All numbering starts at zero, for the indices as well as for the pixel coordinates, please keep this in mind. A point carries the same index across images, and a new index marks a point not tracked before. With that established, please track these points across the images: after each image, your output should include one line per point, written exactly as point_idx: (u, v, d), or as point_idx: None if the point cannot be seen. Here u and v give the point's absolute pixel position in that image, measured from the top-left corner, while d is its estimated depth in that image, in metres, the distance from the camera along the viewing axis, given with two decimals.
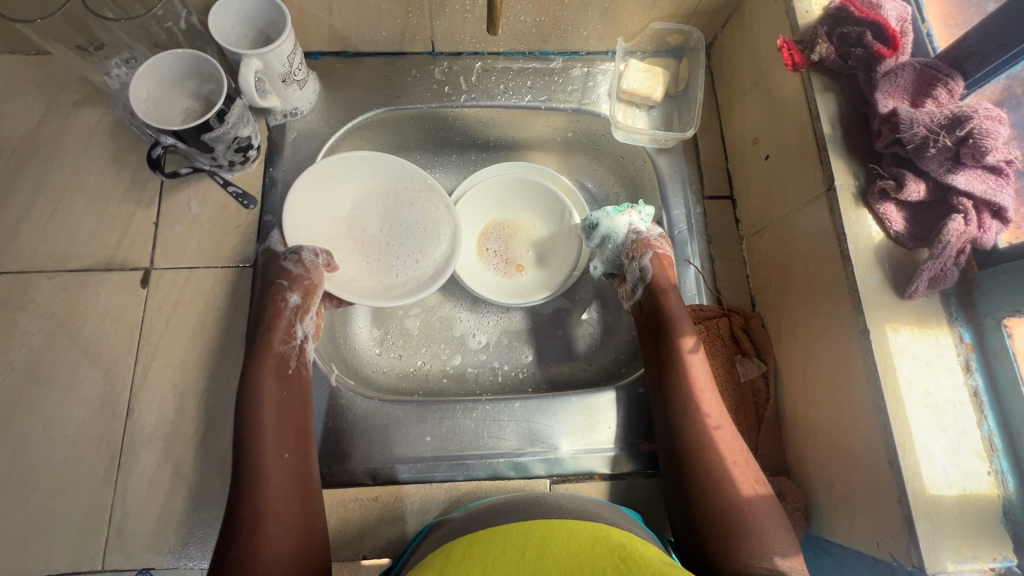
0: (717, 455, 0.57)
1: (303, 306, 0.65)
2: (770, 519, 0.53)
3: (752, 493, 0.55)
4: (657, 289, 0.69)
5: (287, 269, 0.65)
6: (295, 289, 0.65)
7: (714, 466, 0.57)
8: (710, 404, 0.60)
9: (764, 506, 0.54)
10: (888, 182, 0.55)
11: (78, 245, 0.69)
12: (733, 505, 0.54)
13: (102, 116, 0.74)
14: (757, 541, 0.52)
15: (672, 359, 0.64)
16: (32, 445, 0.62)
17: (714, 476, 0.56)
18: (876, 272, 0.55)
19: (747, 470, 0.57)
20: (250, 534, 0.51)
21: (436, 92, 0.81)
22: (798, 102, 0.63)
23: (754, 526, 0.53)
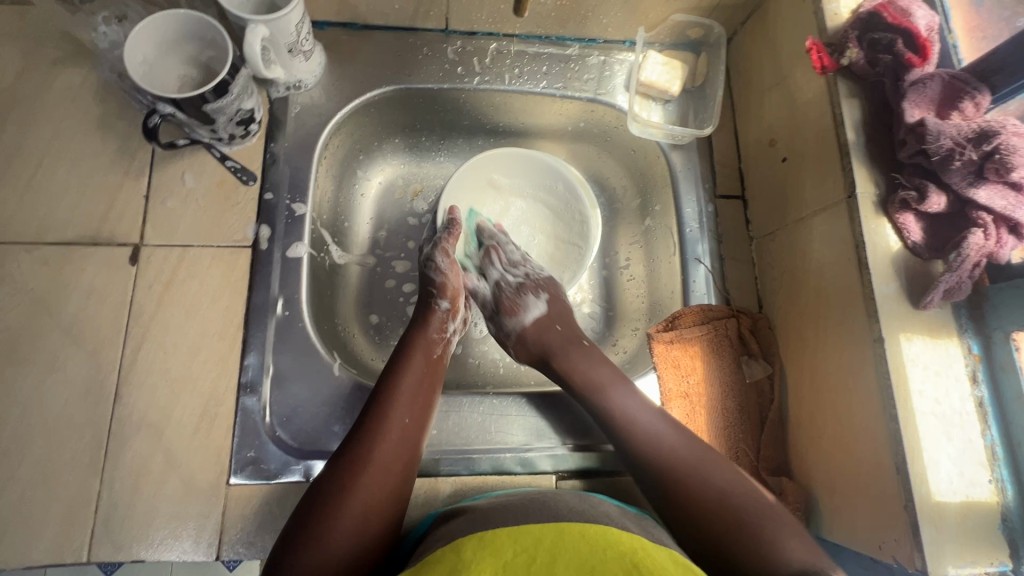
0: (690, 475, 0.56)
1: (453, 310, 0.70)
2: (779, 525, 0.52)
3: (748, 500, 0.54)
4: (560, 368, 0.68)
5: (435, 272, 0.70)
6: (445, 296, 0.70)
7: (697, 487, 0.55)
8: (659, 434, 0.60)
9: (766, 510, 0.53)
10: (910, 192, 0.55)
11: (60, 217, 0.64)
12: (732, 516, 0.53)
13: (87, 77, 0.68)
14: (768, 555, 0.49)
15: (608, 402, 0.64)
16: (8, 429, 0.58)
17: (702, 495, 0.55)
18: (892, 282, 0.56)
19: (728, 477, 0.56)
20: (343, 487, 0.51)
21: (448, 72, 0.77)
22: (821, 106, 0.62)
23: (767, 536, 0.51)
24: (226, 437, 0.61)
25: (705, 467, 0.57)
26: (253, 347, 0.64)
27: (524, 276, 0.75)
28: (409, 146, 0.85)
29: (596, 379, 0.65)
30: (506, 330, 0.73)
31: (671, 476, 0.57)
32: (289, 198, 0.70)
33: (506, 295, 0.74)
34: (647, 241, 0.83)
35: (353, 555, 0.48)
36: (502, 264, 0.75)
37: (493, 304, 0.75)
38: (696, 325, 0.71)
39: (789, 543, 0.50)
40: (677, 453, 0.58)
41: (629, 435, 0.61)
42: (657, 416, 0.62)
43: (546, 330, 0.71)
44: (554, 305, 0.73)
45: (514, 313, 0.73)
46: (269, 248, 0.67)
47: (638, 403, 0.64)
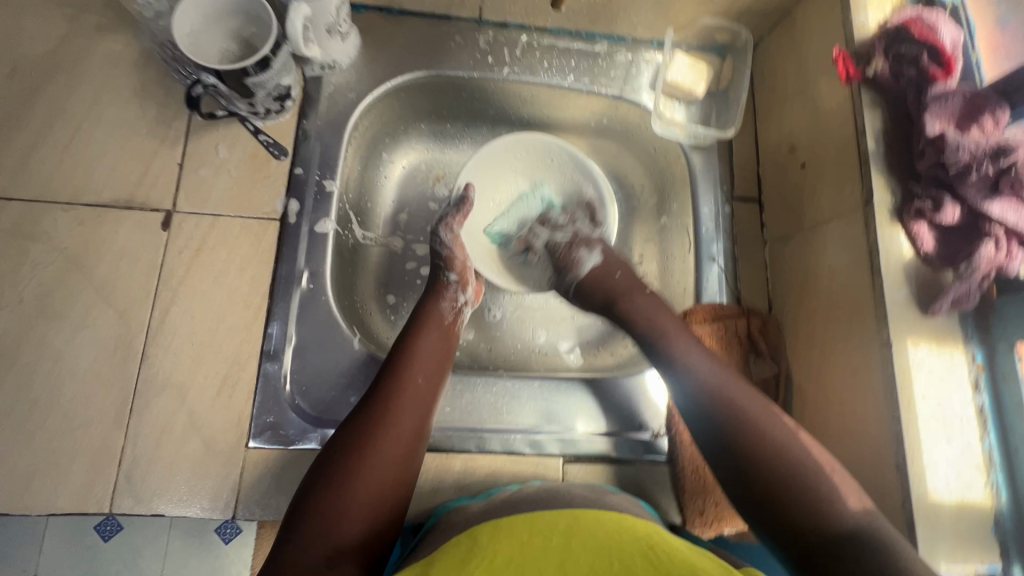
0: (744, 407, 0.57)
1: (462, 282, 0.72)
2: (836, 480, 0.51)
3: (804, 452, 0.53)
4: (620, 310, 0.69)
5: (441, 245, 0.73)
6: (452, 269, 0.72)
7: (768, 440, 0.54)
8: (700, 363, 0.61)
9: (822, 465, 0.53)
10: (925, 203, 0.57)
11: (97, 179, 0.66)
12: (785, 472, 0.52)
13: (128, 45, 0.70)
14: (824, 511, 0.50)
15: (666, 342, 0.64)
16: (38, 381, 0.60)
17: (760, 448, 0.54)
18: (903, 288, 0.57)
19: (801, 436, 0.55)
20: (361, 442, 0.53)
21: (479, 61, 0.79)
22: (844, 115, 0.64)
23: (822, 487, 0.51)
24: (247, 402, 0.63)
25: (770, 421, 0.56)
26: (277, 316, 0.66)
27: (573, 235, 0.78)
28: (434, 132, 0.87)
29: (660, 326, 0.66)
30: (566, 284, 0.75)
31: (741, 418, 0.56)
32: (318, 174, 0.71)
33: (560, 251, 0.76)
34: (662, 239, 0.85)
35: (375, 506, 0.51)
36: (549, 230, 0.80)
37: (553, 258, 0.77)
38: (707, 323, 0.73)
39: (845, 499, 0.50)
40: (754, 407, 0.57)
41: (707, 383, 0.59)
42: (725, 374, 0.60)
43: (604, 276, 0.73)
44: (607, 256, 0.75)
45: (570, 268, 0.75)
46: (297, 222, 0.69)
47: (701, 357, 0.62)
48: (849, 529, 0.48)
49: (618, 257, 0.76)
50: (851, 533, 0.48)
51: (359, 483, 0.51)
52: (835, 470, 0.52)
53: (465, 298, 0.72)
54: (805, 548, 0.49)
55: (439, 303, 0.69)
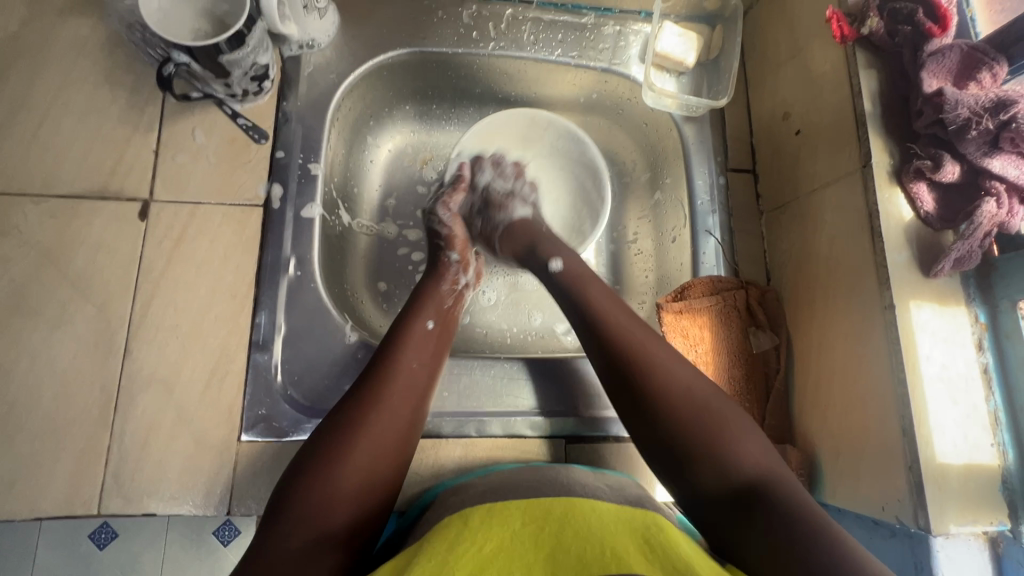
0: (646, 349, 0.55)
1: (463, 263, 0.71)
2: (738, 432, 0.50)
3: (708, 400, 0.51)
4: (548, 256, 0.66)
5: (440, 225, 0.72)
6: (454, 249, 0.71)
7: (668, 393, 0.52)
8: (618, 315, 0.58)
9: (731, 416, 0.51)
10: (925, 161, 0.56)
11: (67, 169, 0.63)
12: (700, 419, 0.50)
13: (94, 28, 0.67)
14: (725, 461, 0.47)
15: (586, 296, 0.61)
16: (16, 382, 0.57)
17: (669, 399, 0.51)
18: (904, 250, 0.56)
19: (701, 382, 0.53)
20: (353, 425, 0.51)
21: (463, 36, 0.77)
22: (838, 77, 0.63)
23: (724, 438, 0.49)
24: (238, 395, 0.61)
25: (677, 369, 0.54)
26: (265, 306, 0.64)
27: (513, 188, 0.75)
28: (419, 114, 0.84)
29: (582, 271, 0.63)
30: (494, 224, 0.72)
31: (645, 373, 0.53)
32: (301, 157, 0.69)
33: (494, 196, 0.74)
34: (656, 214, 0.83)
35: (365, 492, 0.49)
36: (495, 173, 0.76)
37: (478, 195, 0.75)
38: (706, 296, 0.71)
39: (746, 450, 0.48)
40: (651, 356, 0.54)
41: (617, 331, 0.57)
42: (644, 330, 0.57)
43: (526, 226, 0.71)
44: (538, 215, 0.74)
45: (500, 209, 0.73)
46: (281, 207, 0.67)
47: (615, 306, 0.59)
48: (752, 482, 0.46)
49: (570, 210, 0.73)
50: (746, 486, 0.46)
51: (347, 466, 0.49)
52: (737, 422, 0.50)
53: (466, 280, 0.70)
54: (714, 512, 0.47)
55: (438, 284, 0.67)
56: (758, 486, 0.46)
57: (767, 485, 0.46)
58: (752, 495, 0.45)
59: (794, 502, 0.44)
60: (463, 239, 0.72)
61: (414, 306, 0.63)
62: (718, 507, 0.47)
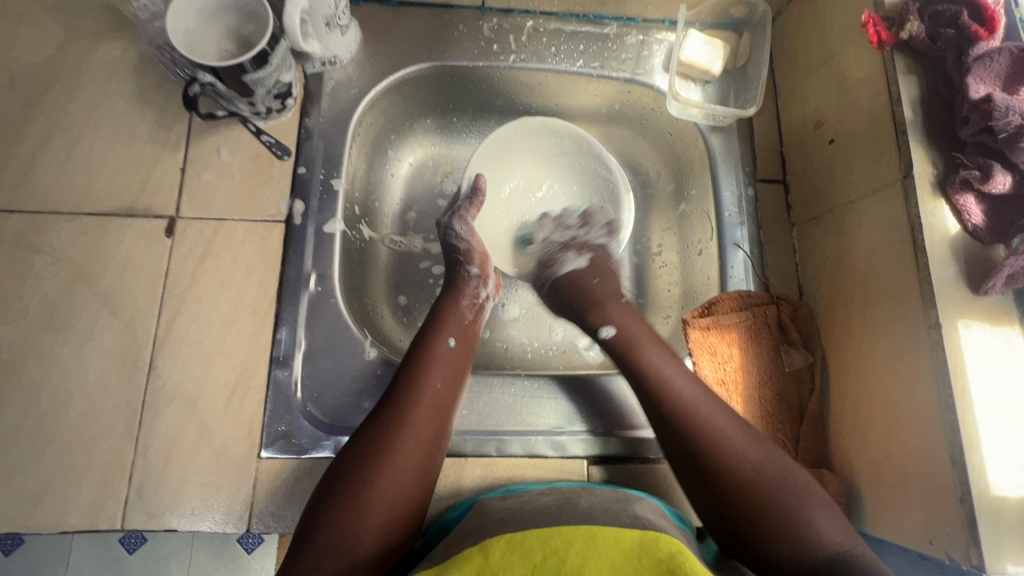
0: (705, 421, 0.56)
1: (483, 276, 0.70)
2: (812, 503, 0.51)
3: (783, 477, 0.53)
4: (598, 321, 0.67)
5: (457, 239, 0.71)
6: (472, 263, 0.70)
7: (736, 468, 0.53)
8: (678, 382, 0.59)
9: (806, 494, 0.52)
10: (972, 173, 0.52)
11: (98, 188, 0.65)
12: (769, 505, 0.51)
13: (126, 50, 0.69)
14: (800, 536, 0.50)
15: (641, 361, 0.62)
16: (46, 396, 0.59)
17: (735, 470, 0.53)
18: (950, 266, 0.53)
19: (771, 458, 0.54)
20: (379, 448, 0.51)
21: (484, 50, 0.76)
22: (875, 84, 0.60)
23: (804, 519, 0.50)
24: (257, 411, 0.61)
25: (739, 441, 0.55)
26: (285, 321, 0.64)
27: (572, 237, 0.76)
28: (440, 127, 0.84)
29: (634, 336, 0.64)
30: (543, 278, 0.75)
31: (704, 440, 0.55)
32: (323, 173, 0.69)
33: (549, 251, 0.76)
34: (681, 226, 0.81)
35: (391, 514, 0.49)
36: (554, 230, 0.78)
37: (540, 252, 0.77)
38: (734, 312, 0.69)
39: (821, 525, 0.50)
40: (715, 426, 0.55)
41: (677, 400, 0.58)
42: (702, 393, 0.58)
43: (580, 281, 0.72)
44: (594, 264, 0.74)
45: (551, 265, 0.75)
46: (303, 223, 0.67)
47: (677, 370, 0.60)
48: (832, 554, 0.49)
49: (608, 268, 0.74)
50: (827, 563, 0.48)
51: (374, 490, 0.49)
52: (813, 494, 0.52)
53: (487, 293, 0.69)
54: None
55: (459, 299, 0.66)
56: (829, 560, 0.48)
57: (841, 563, 0.48)
58: (826, 573, 0.48)
59: (880, 573, 0.46)
60: (485, 254, 0.71)
61: (438, 323, 0.63)
62: (795, 574, 0.49)
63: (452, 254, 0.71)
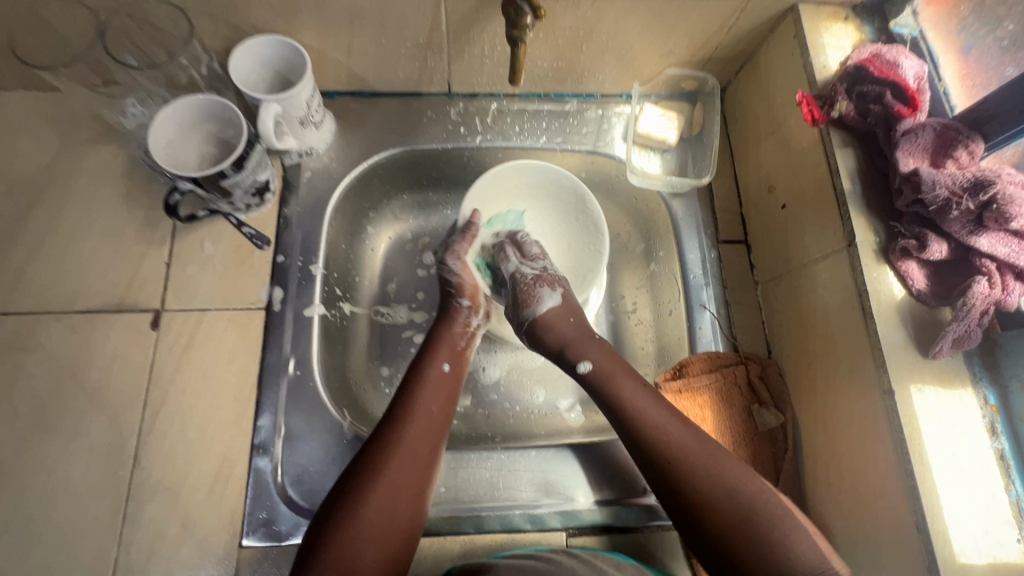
0: (676, 443, 0.58)
1: (474, 307, 0.73)
2: (788, 523, 0.53)
3: (769, 502, 0.54)
4: (575, 357, 0.67)
5: (450, 273, 0.74)
6: (465, 296, 0.73)
7: (712, 491, 0.55)
8: (654, 414, 0.60)
9: (779, 509, 0.54)
10: (910, 241, 0.55)
11: (88, 286, 0.68)
12: (743, 523, 0.53)
13: (116, 155, 0.73)
14: (772, 554, 0.52)
15: (618, 397, 0.62)
16: (33, 495, 0.60)
17: (712, 494, 0.55)
18: (899, 331, 0.55)
19: (746, 483, 0.55)
20: (377, 466, 0.54)
21: (452, 132, 0.81)
22: (816, 156, 0.63)
23: (778, 537, 0.53)
24: (239, 499, 0.62)
25: (717, 464, 0.56)
26: (266, 407, 0.66)
27: (542, 269, 0.74)
28: (417, 203, 0.87)
29: (608, 369, 0.65)
30: (521, 319, 0.71)
31: (693, 474, 0.56)
32: (301, 260, 0.73)
33: (523, 285, 0.72)
34: (653, 285, 0.83)
35: (390, 530, 0.51)
36: (521, 260, 0.75)
37: (513, 288, 0.73)
38: (705, 374, 0.71)
39: (799, 549, 0.52)
40: (686, 454, 0.57)
41: (647, 425, 0.59)
42: (676, 420, 0.60)
43: (559, 321, 0.70)
44: (565, 301, 0.72)
45: (527, 303, 0.71)
46: (282, 309, 0.70)
47: (643, 396, 0.62)
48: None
49: (578, 301, 0.73)
50: None
51: (372, 505, 0.51)
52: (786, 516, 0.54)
53: (477, 322, 0.72)
54: None
55: (451, 326, 0.70)
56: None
57: None
58: None
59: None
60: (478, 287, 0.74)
61: (430, 348, 0.66)
62: None
63: (445, 287, 0.74)
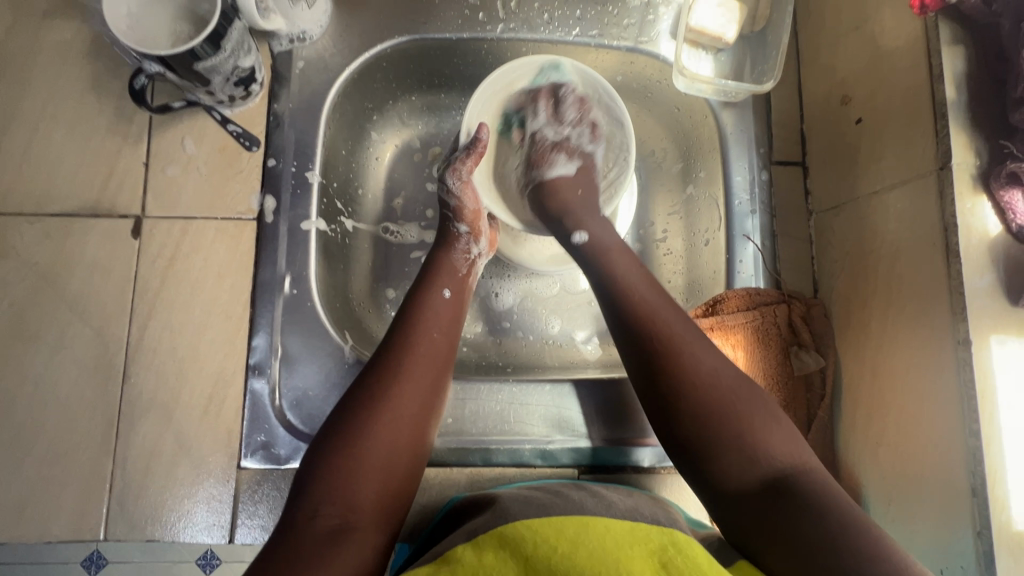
0: (666, 322, 0.50)
1: (475, 233, 0.63)
2: (767, 416, 0.46)
3: (755, 398, 0.47)
4: (574, 226, 0.60)
5: (447, 196, 0.63)
6: (462, 220, 0.63)
7: (692, 372, 0.47)
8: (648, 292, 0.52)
9: (761, 407, 0.47)
10: (1023, 165, 0.45)
11: (59, 187, 0.61)
12: (723, 408, 0.46)
13: (78, 32, 0.63)
14: (751, 449, 0.45)
15: (612, 275, 0.54)
16: (21, 408, 0.58)
17: (694, 375, 0.47)
18: (987, 273, 0.47)
19: (728, 370, 0.48)
20: (375, 399, 0.48)
21: (468, 19, 0.68)
22: (912, 55, 0.52)
23: (758, 429, 0.45)
24: (236, 421, 0.59)
25: (703, 351, 0.49)
26: (261, 327, 0.61)
27: (566, 136, 0.67)
28: (427, 106, 0.75)
29: (610, 246, 0.57)
30: (530, 177, 0.66)
31: (674, 352, 0.48)
32: (295, 164, 0.64)
33: (539, 146, 0.66)
34: (688, 211, 0.72)
35: (393, 467, 0.47)
36: (552, 122, 0.67)
37: (527, 145, 0.68)
38: (741, 311, 0.64)
39: (777, 443, 0.45)
40: (669, 329, 0.50)
41: (633, 303, 0.52)
42: (668, 304, 0.52)
43: (569, 187, 0.64)
44: (583, 172, 0.65)
45: (539, 164, 0.66)
46: (274, 221, 0.63)
47: (640, 276, 0.54)
48: (772, 473, 0.44)
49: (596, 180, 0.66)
50: (772, 476, 0.43)
51: (371, 440, 0.47)
52: (766, 405, 0.47)
53: (479, 250, 0.63)
54: (739, 494, 0.44)
55: (451, 253, 0.61)
56: (779, 478, 0.43)
57: (794, 479, 0.43)
58: (775, 490, 0.43)
59: (825, 495, 0.42)
60: (478, 209, 0.64)
61: (432, 275, 0.59)
62: (743, 499, 0.44)
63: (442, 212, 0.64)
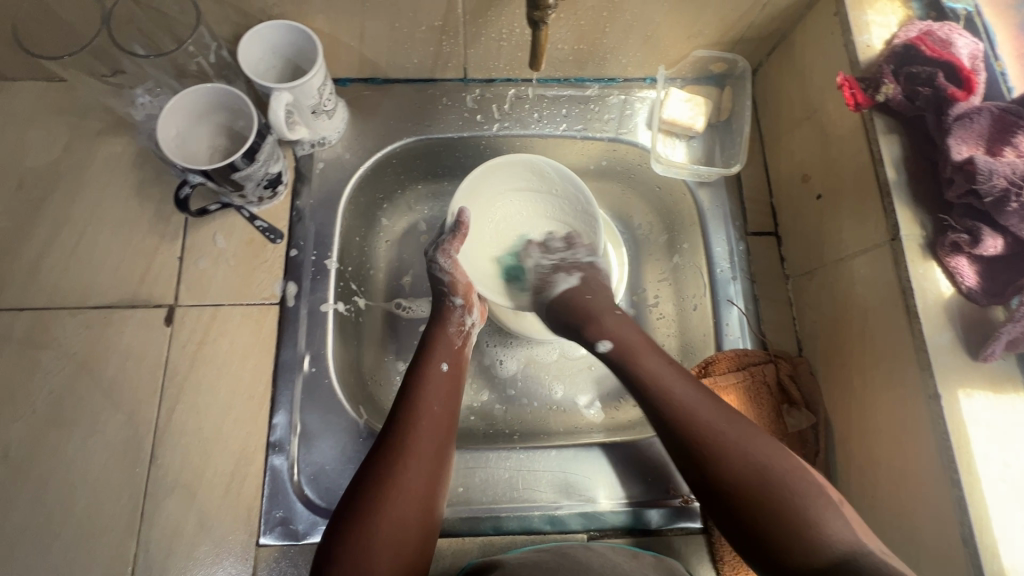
0: (709, 424, 0.53)
1: (468, 305, 0.67)
2: (821, 502, 0.49)
3: (797, 481, 0.50)
4: (594, 335, 0.61)
5: (441, 272, 0.66)
6: (457, 292, 0.66)
7: (733, 467, 0.51)
8: (688, 395, 0.55)
9: (813, 493, 0.49)
10: (962, 235, 0.51)
11: (101, 282, 0.67)
12: (769, 500, 0.49)
13: (127, 145, 0.72)
14: (810, 541, 0.47)
15: (642, 373, 0.58)
16: (52, 493, 0.60)
17: (738, 471, 0.51)
18: (947, 331, 0.51)
19: (767, 458, 0.51)
20: (382, 478, 0.52)
21: (468, 120, 0.77)
22: (857, 142, 0.59)
23: (812, 516, 0.48)
24: (256, 498, 0.62)
25: (747, 444, 0.52)
26: (282, 405, 0.65)
27: (561, 259, 0.71)
28: (431, 193, 0.84)
29: (630, 343, 0.60)
30: (538, 302, 0.68)
31: (718, 453, 0.52)
32: (314, 253, 0.71)
33: (539, 274, 0.70)
34: (677, 279, 0.78)
35: (403, 544, 0.50)
36: (542, 252, 0.72)
37: (534, 276, 0.71)
38: (731, 372, 0.68)
39: (835, 527, 0.48)
40: (715, 435, 0.52)
41: (668, 402, 0.55)
42: (704, 398, 0.55)
43: (575, 297, 0.65)
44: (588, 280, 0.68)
45: (544, 288, 0.68)
46: (296, 304, 0.69)
47: (678, 379, 0.57)
48: (835, 559, 0.46)
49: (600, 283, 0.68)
50: (841, 561, 0.46)
51: (381, 518, 0.50)
52: (823, 494, 0.50)
53: (472, 321, 0.67)
54: None
55: (445, 328, 0.64)
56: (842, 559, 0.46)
57: (852, 563, 0.46)
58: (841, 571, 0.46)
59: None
60: (469, 282, 0.67)
61: (428, 350, 0.62)
62: None
63: (438, 290, 0.67)
